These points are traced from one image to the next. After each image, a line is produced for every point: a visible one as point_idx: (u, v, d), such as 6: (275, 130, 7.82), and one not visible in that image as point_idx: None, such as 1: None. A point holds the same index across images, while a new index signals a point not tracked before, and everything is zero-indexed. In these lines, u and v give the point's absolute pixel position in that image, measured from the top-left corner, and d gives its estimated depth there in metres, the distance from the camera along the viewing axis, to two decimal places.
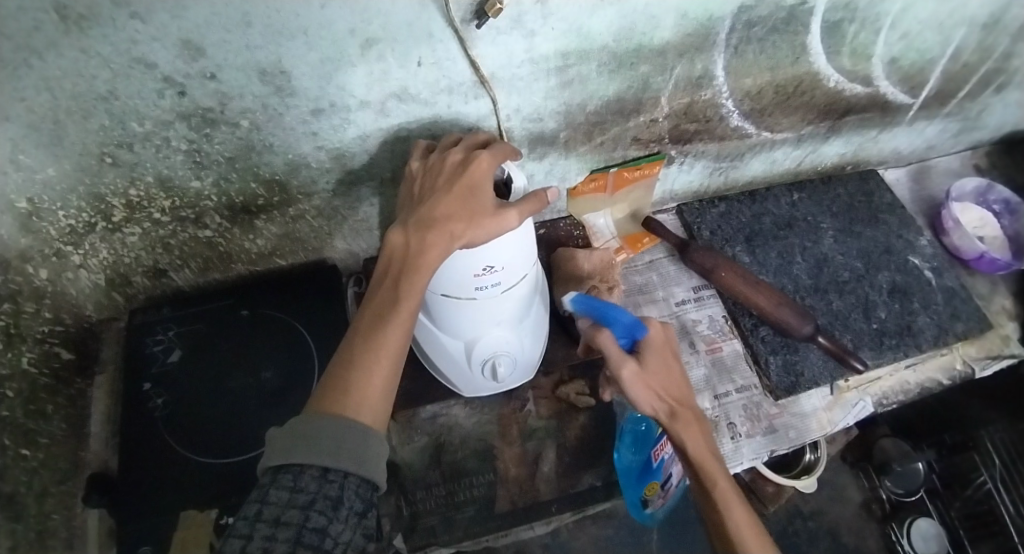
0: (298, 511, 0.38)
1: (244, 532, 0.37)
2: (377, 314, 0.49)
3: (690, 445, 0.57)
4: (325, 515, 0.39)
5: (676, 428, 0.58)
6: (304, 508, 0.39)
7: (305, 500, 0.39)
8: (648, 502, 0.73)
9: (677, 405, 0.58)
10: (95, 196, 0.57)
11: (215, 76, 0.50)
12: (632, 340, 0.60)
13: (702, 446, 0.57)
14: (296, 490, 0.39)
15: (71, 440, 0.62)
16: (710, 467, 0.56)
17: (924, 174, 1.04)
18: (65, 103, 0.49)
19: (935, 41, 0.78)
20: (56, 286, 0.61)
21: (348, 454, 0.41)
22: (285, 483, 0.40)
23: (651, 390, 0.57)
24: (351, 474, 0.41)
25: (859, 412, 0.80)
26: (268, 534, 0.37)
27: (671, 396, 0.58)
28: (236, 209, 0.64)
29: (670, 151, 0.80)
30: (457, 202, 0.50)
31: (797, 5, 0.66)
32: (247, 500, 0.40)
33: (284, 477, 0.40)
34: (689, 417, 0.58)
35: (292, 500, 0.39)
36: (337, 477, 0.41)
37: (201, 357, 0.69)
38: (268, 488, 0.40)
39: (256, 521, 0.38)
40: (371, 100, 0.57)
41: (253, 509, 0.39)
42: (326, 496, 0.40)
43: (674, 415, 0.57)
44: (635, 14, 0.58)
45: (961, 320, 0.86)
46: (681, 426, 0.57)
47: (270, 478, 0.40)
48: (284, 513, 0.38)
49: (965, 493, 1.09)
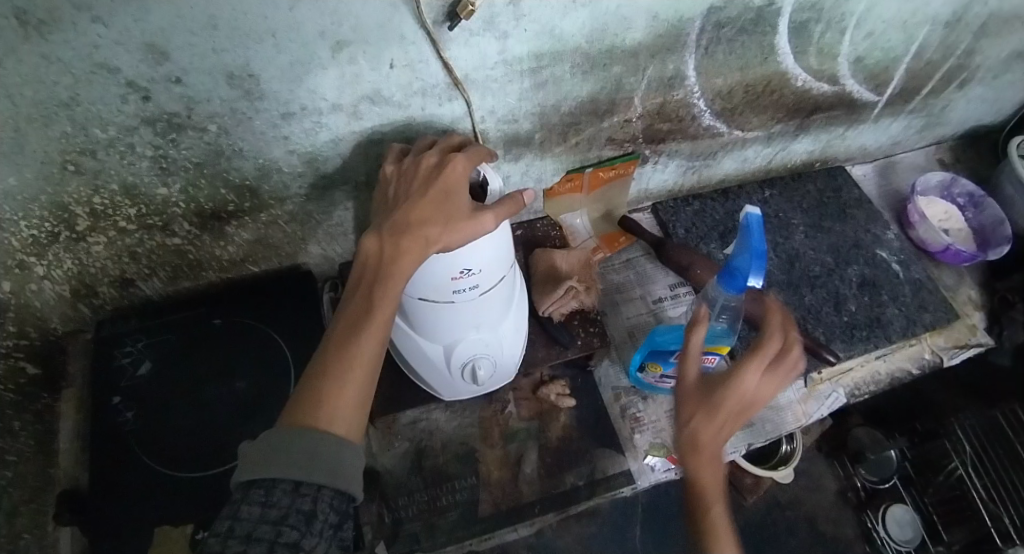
0: (270, 526, 0.37)
1: (216, 549, 0.36)
2: (352, 322, 0.48)
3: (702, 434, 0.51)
4: (298, 529, 0.38)
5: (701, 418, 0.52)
6: (275, 523, 0.38)
7: (277, 515, 0.38)
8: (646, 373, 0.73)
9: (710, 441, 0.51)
10: (57, 205, 0.55)
11: (181, 80, 0.49)
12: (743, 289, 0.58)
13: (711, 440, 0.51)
14: (268, 505, 0.39)
15: (39, 458, 0.60)
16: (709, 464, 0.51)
17: (889, 170, 1.07)
18: (26, 110, 0.47)
19: (899, 40, 0.81)
20: (19, 298, 0.60)
21: (322, 466, 0.41)
22: (256, 498, 0.39)
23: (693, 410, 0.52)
24: (325, 487, 0.41)
25: (833, 403, 0.81)
26: (239, 551, 0.36)
27: (713, 429, 0.51)
28: (205, 216, 0.63)
29: (644, 150, 0.81)
30: (432, 206, 0.50)
31: (766, 6, 0.67)
32: (217, 516, 0.38)
33: (256, 492, 0.39)
34: (715, 458, 0.51)
35: (264, 515, 0.38)
36: (309, 490, 0.40)
37: (173, 368, 0.67)
38: (239, 505, 0.39)
39: (227, 538, 0.36)
40: (342, 104, 0.56)
41: (225, 525, 0.37)
42: (299, 510, 0.39)
43: (700, 446, 0.51)
44: (607, 14, 0.59)
45: (928, 311, 0.88)
46: (704, 459, 0.51)
47: (241, 494, 0.40)
48: (256, 528, 0.37)
49: (937, 479, 1.11)
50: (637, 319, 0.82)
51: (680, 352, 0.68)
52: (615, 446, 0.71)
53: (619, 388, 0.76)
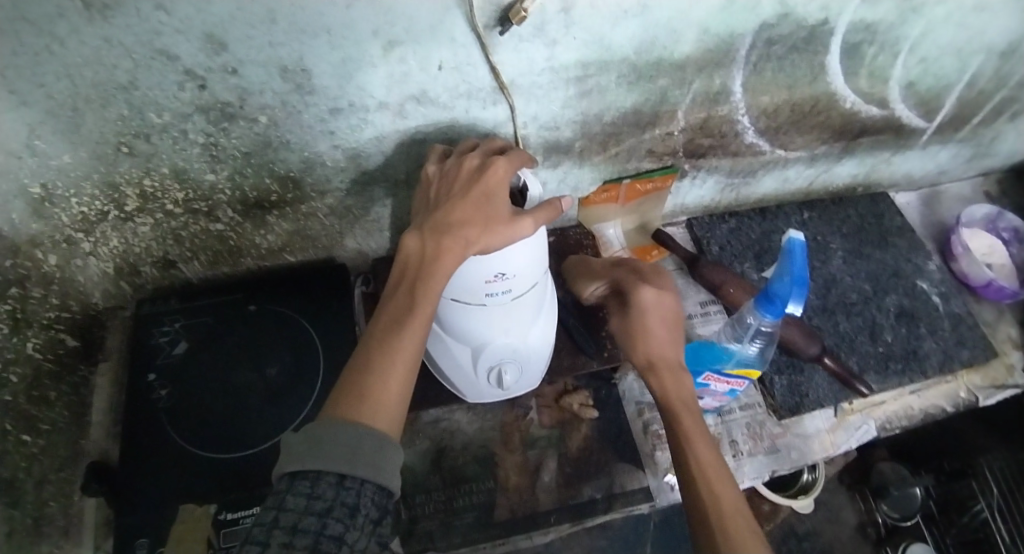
0: (316, 518, 0.37)
1: (260, 539, 0.36)
2: (392, 319, 0.48)
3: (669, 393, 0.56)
4: (342, 522, 0.38)
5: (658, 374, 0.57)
6: (321, 515, 0.38)
7: (322, 507, 0.38)
8: None
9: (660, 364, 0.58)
10: (109, 185, 0.58)
11: (237, 71, 0.50)
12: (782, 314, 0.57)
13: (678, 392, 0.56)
14: (313, 497, 0.39)
15: (72, 428, 0.62)
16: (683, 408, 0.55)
17: (935, 199, 1.04)
18: (85, 91, 0.49)
19: (953, 67, 0.79)
20: (65, 273, 0.62)
21: (365, 460, 0.40)
22: (301, 489, 0.39)
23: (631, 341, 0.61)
24: (368, 482, 0.40)
25: (862, 435, 0.79)
26: (285, 542, 0.36)
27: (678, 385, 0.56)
28: (248, 204, 0.64)
29: (683, 165, 0.80)
30: (472, 207, 0.50)
31: (819, 25, 0.66)
32: (263, 506, 0.39)
33: (301, 483, 0.39)
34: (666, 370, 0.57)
35: (309, 507, 0.38)
36: (354, 484, 0.40)
37: (208, 351, 0.69)
38: (284, 494, 0.39)
39: (272, 528, 0.37)
40: (389, 102, 0.57)
41: (270, 516, 0.38)
42: (343, 503, 0.39)
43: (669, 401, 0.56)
44: (657, 26, 0.58)
45: (967, 347, 0.85)
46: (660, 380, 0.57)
47: (286, 485, 0.40)
48: (302, 520, 0.37)
49: (962, 520, 1.10)
50: None
51: (707, 374, 0.68)
52: (635, 461, 0.70)
53: (642, 403, 0.75)
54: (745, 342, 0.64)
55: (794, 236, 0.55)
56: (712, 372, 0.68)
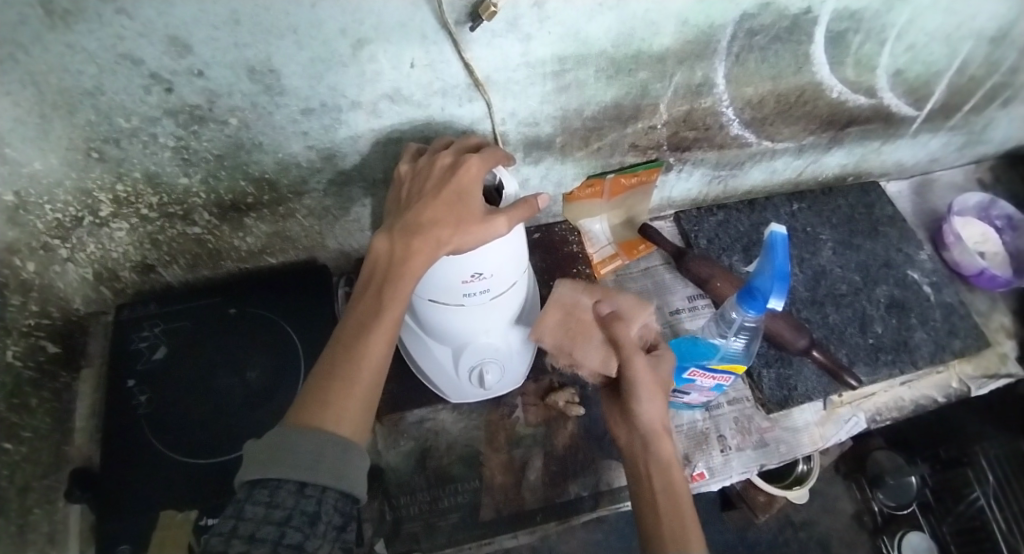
0: (274, 527, 0.37)
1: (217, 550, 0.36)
2: (359, 323, 0.48)
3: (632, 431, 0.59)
4: (301, 531, 0.38)
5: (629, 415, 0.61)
6: (280, 524, 0.37)
7: (281, 516, 0.38)
8: None
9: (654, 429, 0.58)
10: (81, 191, 0.57)
11: (203, 73, 0.49)
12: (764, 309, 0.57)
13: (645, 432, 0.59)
14: (273, 505, 0.38)
15: (55, 435, 0.62)
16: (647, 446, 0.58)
17: (926, 187, 1.03)
18: (51, 97, 0.48)
19: (941, 54, 0.77)
20: (43, 279, 0.61)
21: (328, 468, 0.40)
22: (261, 498, 0.39)
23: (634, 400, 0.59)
24: (330, 489, 0.40)
25: (852, 428, 0.79)
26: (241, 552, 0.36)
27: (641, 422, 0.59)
28: (225, 207, 0.64)
29: (668, 158, 0.79)
30: (444, 208, 0.49)
31: (802, 14, 0.65)
32: (222, 515, 0.38)
33: (260, 492, 0.39)
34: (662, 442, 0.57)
35: (268, 515, 0.38)
36: (315, 491, 0.39)
37: (188, 355, 0.68)
38: (243, 503, 0.38)
39: (231, 537, 0.36)
40: (363, 101, 0.56)
41: (228, 525, 0.37)
42: (303, 512, 0.39)
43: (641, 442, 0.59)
44: (635, 19, 0.57)
45: (958, 337, 0.85)
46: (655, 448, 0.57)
47: (245, 493, 0.39)
48: (260, 529, 0.37)
49: (958, 508, 1.10)
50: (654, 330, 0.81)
51: (693, 370, 0.66)
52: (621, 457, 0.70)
53: None
54: (729, 337, 0.65)
55: (775, 231, 0.53)
56: (698, 368, 0.66)
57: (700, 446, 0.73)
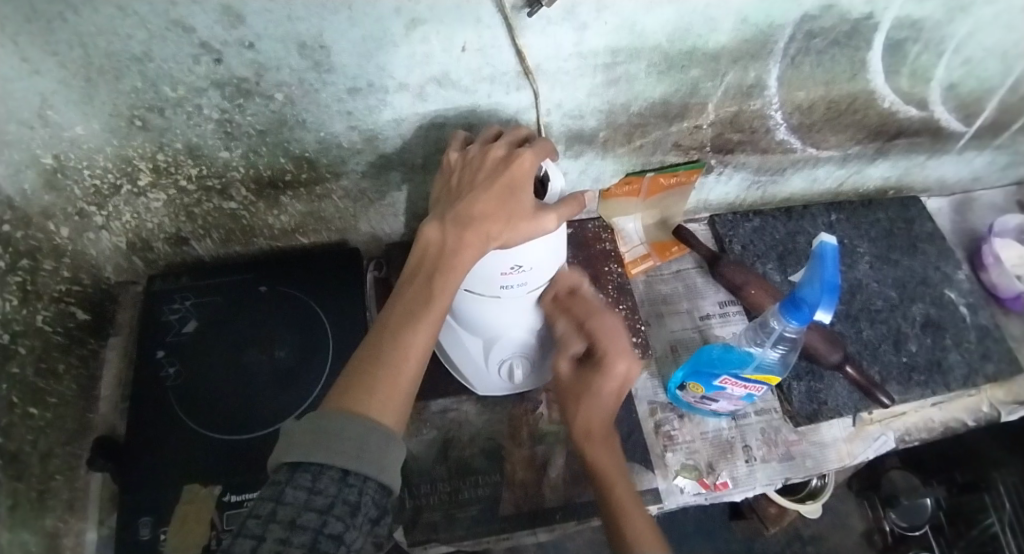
0: (316, 515, 0.37)
1: (256, 533, 0.36)
2: (407, 312, 0.47)
3: (581, 414, 0.61)
4: (342, 521, 0.37)
5: (573, 399, 0.61)
6: (321, 512, 0.37)
7: (323, 503, 0.37)
8: (685, 388, 0.70)
9: (595, 420, 0.60)
10: (122, 158, 0.56)
11: (254, 45, 0.49)
12: (811, 316, 0.54)
13: (595, 413, 0.60)
14: (314, 492, 0.38)
15: (79, 401, 0.62)
16: (593, 426, 0.60)
17: (967, 205, 1.00)
18: (98, 61, 0.48)
19: (997, 70, 0.75)
20: (77, 245, 0.61)
21: (371, 458, 0.40)
22: (302, 482, 0.38)
23: (571, 401, 0.62)
24: (371, 479, 0.40)
25: (880, 446, 0.77)
26: (283, 537, 0.36)
27: (593, 411, 0.60)
28: (262, 183, 0.63)
29: (710, 160, 0.77)
30: (496, 200, 0.49)
31: (863, 19, 0.63)
32: (261, 496, 0.38)
33: (302, 476, 0.38)
34: (600, 438, 0.60)
35: (309, 501, 0.37)
36: (356, 481, 0.39)
37: (217, 329, 0.68)
38: (284, 486, 0.38)
39: (269, 521, 0.36)
40: (409, 83, 0.55)
41: (267, 508, 0.37)
42: (345, 501, 0.38)
43: (591, 428, 0.60)
44: (693, 14, 0.56)
45: (992, 361, 0.82)
46: (593, 442, 0.60)
47: (285, 476, 0.39)
48: (301, 515, 0.37)
49: (970, 534, 1.10)
50: (681, 334, 0.79)
51: (725, 377, 0.64)
52: (644, 461, 0.70)
53: (655, 403, 0.74)
54: (766, 347, 0.63)
55: (825, 244, 0.52)
56: (730, 377, 0.64)
57: (725, 455, 0.72)
